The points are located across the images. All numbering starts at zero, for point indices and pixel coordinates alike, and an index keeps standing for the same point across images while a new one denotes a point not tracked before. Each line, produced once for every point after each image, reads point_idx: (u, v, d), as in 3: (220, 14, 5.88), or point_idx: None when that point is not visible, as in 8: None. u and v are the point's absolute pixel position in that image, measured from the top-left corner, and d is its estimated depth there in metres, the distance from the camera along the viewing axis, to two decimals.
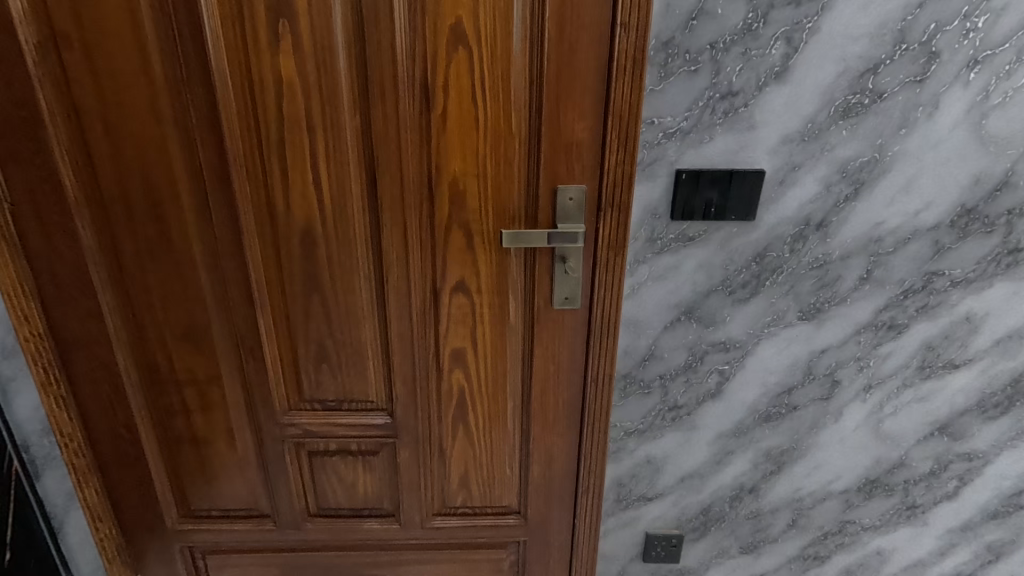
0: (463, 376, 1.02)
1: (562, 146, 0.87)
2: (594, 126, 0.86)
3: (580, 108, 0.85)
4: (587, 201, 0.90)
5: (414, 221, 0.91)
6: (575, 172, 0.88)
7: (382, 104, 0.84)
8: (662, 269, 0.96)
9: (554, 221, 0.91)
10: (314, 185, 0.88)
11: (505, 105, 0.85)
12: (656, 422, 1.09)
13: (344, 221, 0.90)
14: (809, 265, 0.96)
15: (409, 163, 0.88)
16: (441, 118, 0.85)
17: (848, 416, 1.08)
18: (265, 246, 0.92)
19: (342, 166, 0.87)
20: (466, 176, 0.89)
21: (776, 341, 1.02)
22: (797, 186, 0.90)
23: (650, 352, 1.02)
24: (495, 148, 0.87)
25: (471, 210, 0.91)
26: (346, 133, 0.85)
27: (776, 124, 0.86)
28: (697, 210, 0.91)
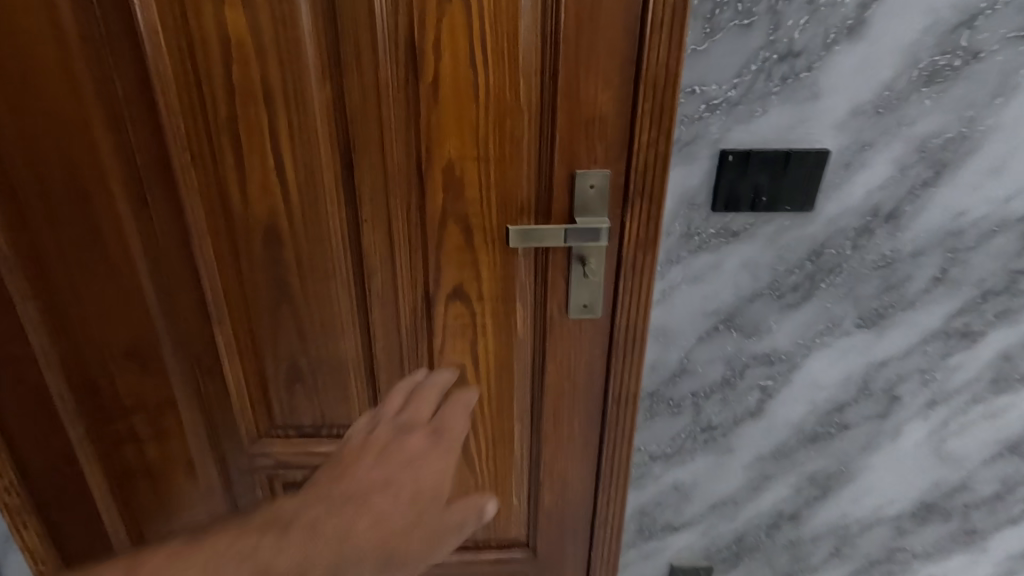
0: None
1: (582, 122, 0.70)
2: (622, 96, 0.69)
3: (605, 73, 0.68)
4: (611, 189, 0.73)
5: (402, 215, 0.75)
6: (598, 154, 0.72)
7: (359, 70, 0.67)
8: (699, 270, 0.80)
9: (571, 214, 0.75)
10: (277, 171, 0.72)
11: (513, 71, 0.68)
12: (686, 444, 0.94)
13: (316, 216, 0.74)
14: (874, 264, 0.80)
15: (395, 144, 0.71)
16: (433, 88, 0.69)
17: (907, 435, 0.94)
18: (220, 247, 0.75)
19: (310, 147, 0.71)
20: (465, 160, 0.72)
21: (828, 353, 0.87)
22: (866, 169, 0.74)
23: (681, 366, 0.87)
24: (501, 125, 0.71)
25: (470, 201, 0.74)
26: (315, 106, 0.69)
27: (845, 93, 0.70)
28: (744, 200, 0.75)
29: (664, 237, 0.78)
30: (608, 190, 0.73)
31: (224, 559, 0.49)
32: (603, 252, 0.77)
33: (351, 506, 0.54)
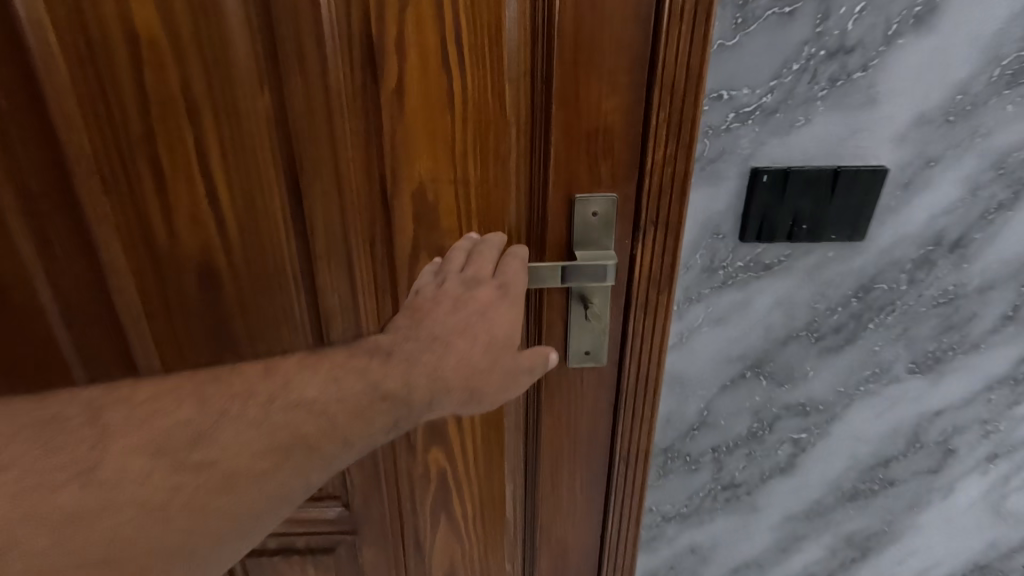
0: (443, 455, 0.74)
1: (583, 136, 0.57)
2: (632, 104, 0.56)
3: (612, 76, 0.54)
4: (619, 217, 0.60)
5: (365, 248, 0.62)
6: (602, 175, 0.58)
7: (305, 75, 0.54)
8: (723, 310, 0.67)
9: (570, 247, 0.62)
10: (209, 198, 0.58)
11: (497, 74, 0.55)
12: (705, 504, 0.81)
13: (260, 250, 0.61)
14: (933, 301, 0.67)
15: (354, 163, 0.58)
16: (398, 95, 0.55)
17: (962, 491, 0.81)
18: (145, 288, 0.62)
19: (249, 169, 0.57)
20: (440, 182, 0.59)
21: (873, 402, 0.74)
22: (930, 189, 0.61)
23: (701, 418, 0.74)
24: (483, 141, 0.57)
25: (447, 231, 0.61)
26: (251, 118, 0.55)
27: (907, 97, 0.57)
28: (781, 228, 0.61)
29: (682, 271, 0.65)
30: (615, 218, 0.60)
31: (347, 376, 0.53)
32: (609, 291, 0.63)
33: (435, 348, 0.55)
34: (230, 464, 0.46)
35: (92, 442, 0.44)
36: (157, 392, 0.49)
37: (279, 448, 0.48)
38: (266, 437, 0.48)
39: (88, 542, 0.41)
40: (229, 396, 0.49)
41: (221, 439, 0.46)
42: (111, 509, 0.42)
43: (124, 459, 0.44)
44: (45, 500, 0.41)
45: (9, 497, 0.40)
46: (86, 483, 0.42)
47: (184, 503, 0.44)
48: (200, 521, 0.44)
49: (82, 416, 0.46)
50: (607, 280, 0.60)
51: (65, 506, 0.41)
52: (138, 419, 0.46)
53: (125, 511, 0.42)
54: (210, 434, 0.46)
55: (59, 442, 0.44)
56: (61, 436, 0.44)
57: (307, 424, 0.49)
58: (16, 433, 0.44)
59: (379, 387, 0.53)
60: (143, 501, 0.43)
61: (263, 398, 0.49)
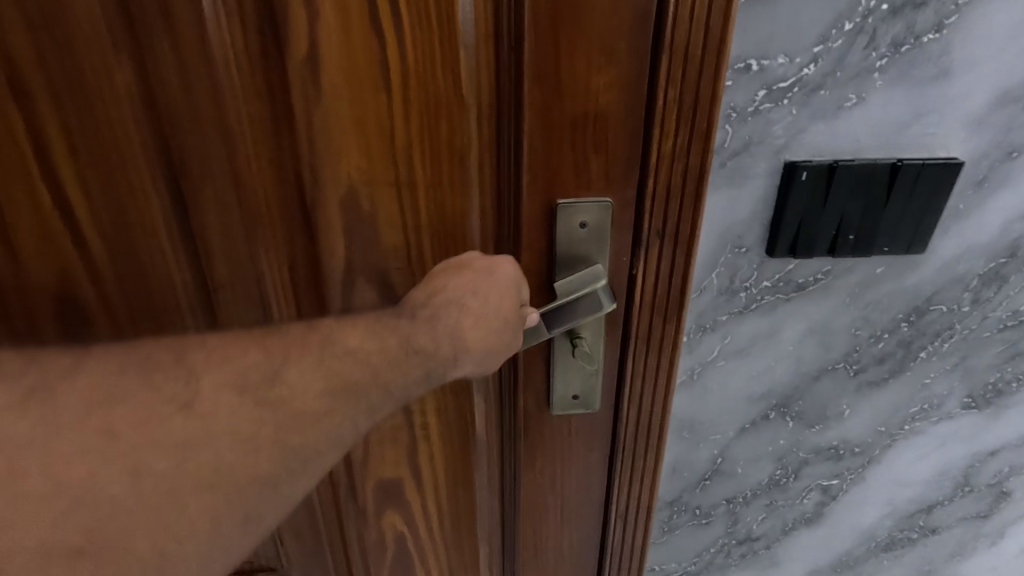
0: (401, 519, 0.60)
1: (567, 123, 0.42)
2: (633, 79, 0.41)
3: (605, 39, 0.40)
4: (615, 227, 0.46)
5: (285, 269, 0.47)
6: (593, 174, 0.44)
7: (181, 40, 0.39)
8: (744, 340, 0.54)
9: (551, 267, 0.48)
10: (61, 210, 0.43)
11: (449, 38, 0.40)
12: (716, 560, 0.68)
13: (141, 278, 0.46)
14: (1000, 324, 0.54)
15: (259, 161, 0.43)
16: (312, 67, 0.40)
17: (1012, 538, 0.69)
18: None
19: (113, 171, 0.42)
20: (377, 185, 0.44)
21: (919, 443, 0.61)
22: (1010, 188, 0.47)
23: (714, 466, 0.61)
24: (434, 130, 0.43)
25: (391, 248, 0.47)
26: (108, 101, 0.40)
27: (991, 67, 0.43)
28: (821, 238, 0.48)
29: (695, 295, 0.51)
30: (608, 228, 0.46)
31: (382, 334, 0.39)
32: (601, 323, 0.49)
33: (451, 310, 0.40)
34: (303, 403, 0.36)
35: (185, 376, 0.35)
36: (226, 336, 0.38)
37: (344, 390, 0.37)
38: (331, 375, 0.37)
39: (194, 479, 0.33)
40: (290, 338, 0.38)
41: (291, 377, 0.36)
42: (207, 445, 0.33)
43: (216, 396, 0.35)
44: (153, 433, 0.33)
45: (128, 423, 0.32)
46: (187, 417, 0.33)
47: (273, 439, 0.35)
48: (283, 460, 0.35)
49: (171, 348, 0.36)
50: (600, 308, 0.46)
51: (174, 437, 0.33)
52: (217, 357, 0.36)
53: (223, 444, 0.34)
54: (280, 373, 0.36)
55: (157, 374, 0.34)
56: (157, 371, 0.34)
57: (354, 369, 0.38)
58: (121, 366, 0.34)
59: (411, 341, 0.40)
60: (236, 434, 0.34)
61: (315, 343, 0.38)
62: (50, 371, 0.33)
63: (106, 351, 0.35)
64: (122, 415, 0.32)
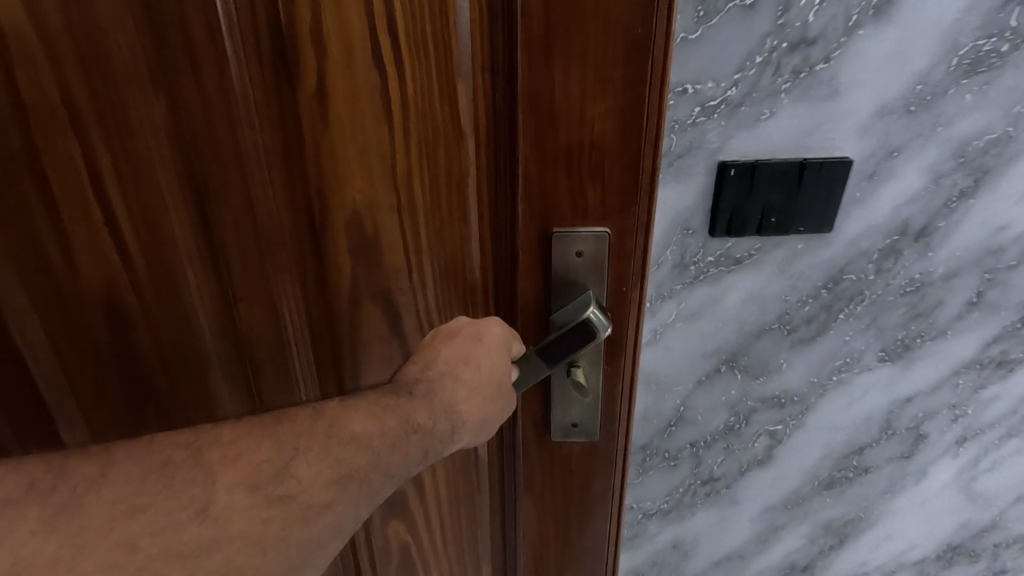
0: (404, 529, 0.74)
1: (572, 149, 0.54)
2: (624, 108, 0.52)
3: (600, 73, 0.51)
4: (603, 258, 0.58)
5: (297, 278, 0.60)
6: (589, 196, 0.55)
7: (205, 85, 0.52)
8: (696, 306, 0.67)
9: (547, 278, 0.60)
10: (108, 228, 0.56)
11: (448, 78, 0.53)
12: (685, 499, 0.81)
13: (168, 274, 0.59)
14: (901, 290, 0.68)
15: (282, 181, 0.56)
16: (320, 101, 0.53)
17: (933, 477, 0.82)
18: (51, 322, 0.60)
19: (151, 193, 0.55)
20: (377, 208, 0.58)
21: (848, 391, 0.74)
22: (896, 179, 0.61)
23: (678, 415, 0.74)
24: (433, 155, 0.56)
25: (388, 247, 0.59)
26: (152, 136, 0.53)
27: (872, 87, 0.57)
28: (750, 222, 0.61)
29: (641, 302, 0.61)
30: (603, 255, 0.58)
31: (381, 415, 0.50)
32: (598, 354, 0.62)
33: (445, 381, 0.54)
34: (307, 497, 0.45)
35: (203, 479, 0.42)
36: (238, 429, 0.45)
37: (342, 478, 0.46)
38: (337, 469, 0.46)
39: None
40: (302, 432, 0.46)
41: (299, 473, 0.45)
42: (220, 549, 0.41)
43: (230, 494, 0.42)
44: (172, 538, 0.40)
45: (148, 534, 0.39)
46: (202, 522, 0.41)
47: (280, 535, 0.43)
48: (286, 556, 0.44)
49: (189, 448, 0.43)
50: (597, 335, 0.57)
51: (189, 543, 0.40)
52: (233, 455, 0.44)
53: (233, 548, 0.41)
54: (289, 468, 0.45)
55: (178, 480, 0.42)
56: (178, 474, 0.42)
57: (356, 456, 0.47)
58: (142, 472, 0.41)
59: (411, 420, 0.51)
60: (246, 535, 0.42)
61: (321, 432, 0.47)
62: (80, 484, 0.40)
63: (128, 459, 0.42)
64: (140, 528, 0.39)
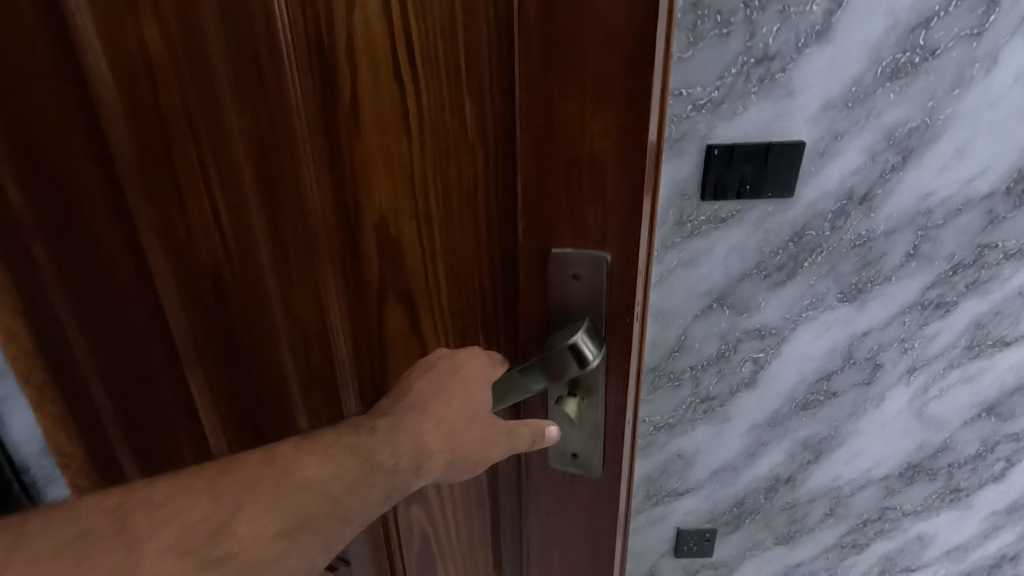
0: (421, 513, 0.80)
1: (571, 167, 0.53)
2: (620, 130, 0.50)
3: (598, 87, 0.49)
4: (598, 280, 0.56)
5: (336, 273, 0.66)
6: (585, 220, 0.54)
7: (274, 104, 0.60)
8: (692, 254, 0.89)
9: (543, 293, 0.60)
10: (211, 216, 0.68)
11: (457, 90, 0.54)
12: (687, 415, 1.03)
13: (249, 259, 0.69)
14: (851, 243, 0.88)
15: (324, 183, 0.62)
16: (353, 111, 0.57)
17: (891, 401, 1.02)
18: (183, 290, 0.74)
19: (238, 190, 0.65)
20: (399, 215, 0.61)
21: (815, 326, 0.95)
22: (840, 157, 0.82)
23: (680, 342, 0.96)
24: (444, 167, 0.57)
25: (407, 252, 0.63)
26: (239, 143, 0.63)
27: (818, 89, 0.78)
28: (730, 188, 0.83)
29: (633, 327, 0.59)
30: (614, 274, 0.56)
31: (344, 454, 0.56)
32: (593, 383, 0.61)
33: (416, 413, 0.59)
34: (252, 550, 0.50)
35: (130, 546, 0.46)
36: (177, 485, 0.50)
37: (294, 527, 0.52)
38: (290, 519, 0.52)
39: None
40: (243, 485, 0.52)
41: (241, 527, 0.50)
42: None
43: (157, 559, 0.47)
44: None
45: None
46: None
47: None
48: None
49: (115, 511, 0.48)
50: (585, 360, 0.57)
51: None
52: (163, 518, 0.48)
53: None
54: (231, 524, 0.50)
55: (101, 549, 0.46)
56: (100, 542, 0.46)
57: (306, 506, 0.53)
58: (57, 545, 0.45)
59: (371, 459, 0.56)
60: None
61: (272, 483, 0.52)
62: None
63: (43, 528, 0.45)
64: None
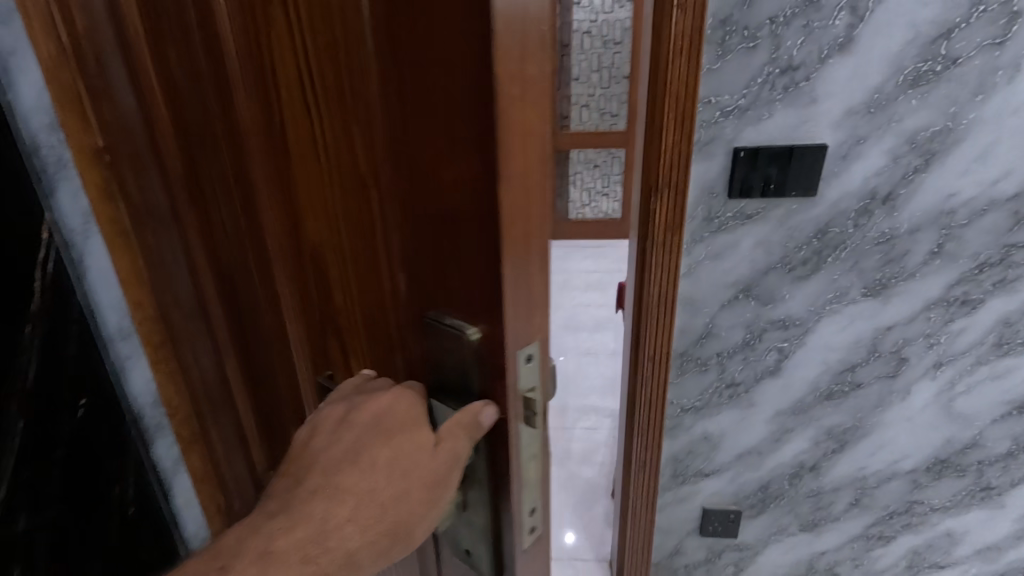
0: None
1: (428, 228, 0.35)
2: (480, 182, 0.31)
3: (446, 125, 0.31)
4: (479, 363, 0.37)
5: (297, 323, 0.53)
6: (461, 300, 0.36)
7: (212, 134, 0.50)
8: (719, 247, 0.96)
9: (428, 363, 0.41)
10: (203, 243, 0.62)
11: (337, 118, 0.38)
12: (714, 398, 1.10)
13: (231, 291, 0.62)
14: (874, 241, 0.94)
15: (276, 220, 0.48)
16: (268, 145, 0.45)
17: (916, 395, 1.06)
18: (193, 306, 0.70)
19: (212, 220, 0.58)
20: (320, 267, 0.46)
21: (839, 318, 1.01)
22: (862, 159, 0.88)
23: (707, 330, 1.04)
24: (337, 217, 0.42)
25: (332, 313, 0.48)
26: (205, 170, 0.55)
27: (839, 96, 0.85)
28: (755, 187, 0.91)
29: (524, 428, 0.39)
30: (486, 363, 0.36)
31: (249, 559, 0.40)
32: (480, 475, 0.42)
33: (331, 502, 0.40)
34: None
35: None
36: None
37: None
38: None
39: None
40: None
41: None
42: None
43: None
44: None
45: None
46: None
47: None
48: None
49: None
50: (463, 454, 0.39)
51: None
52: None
53: None
54: None
55: None
56: None
57: None
58: None
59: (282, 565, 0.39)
60: None
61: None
62: None
63: None
64: None
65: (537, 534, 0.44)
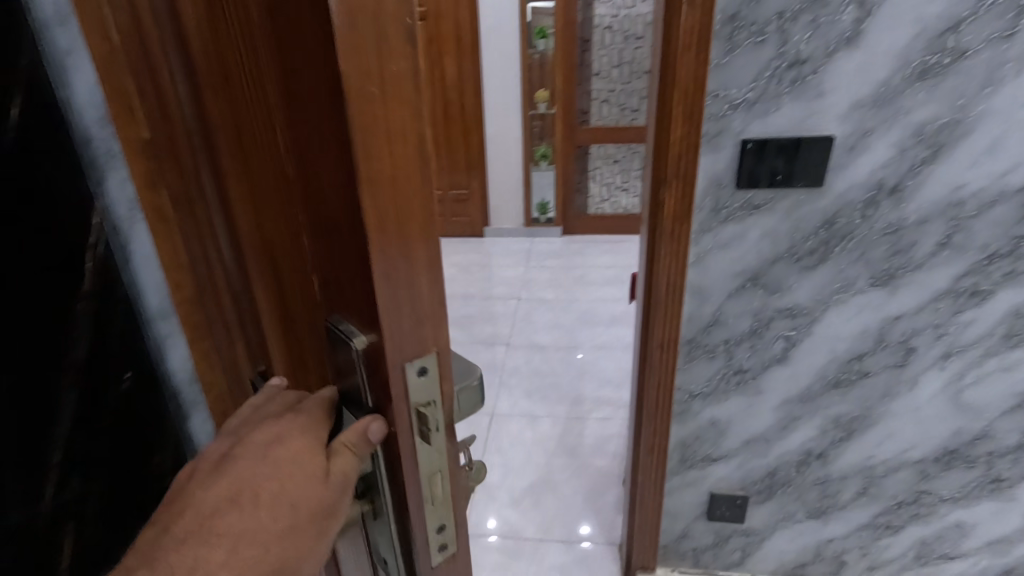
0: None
1: (320, 232, 0.36)
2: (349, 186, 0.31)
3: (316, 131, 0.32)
4: (368, 375, 0.37)
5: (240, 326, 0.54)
6: (355, 306, 0.36)
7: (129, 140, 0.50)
8: (727, 237, 0.99)
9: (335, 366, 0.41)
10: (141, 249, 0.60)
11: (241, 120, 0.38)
12: (721, 385, 1.13)
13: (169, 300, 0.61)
14: (882, 231, 0.95)
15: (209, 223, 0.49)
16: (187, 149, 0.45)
17: (924, 385, 1.07)
18: None
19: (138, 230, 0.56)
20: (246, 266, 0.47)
21: (845, 308, 1.03)
22: (868, 152, 0.90)
23: (714, 318, 1.06)
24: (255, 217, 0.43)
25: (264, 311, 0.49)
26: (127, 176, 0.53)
27: (846, 89, 0.87)
28: (762, 178, 0.93)
29: (421, 445, 0.40)
30: (373, 373, 0.37)
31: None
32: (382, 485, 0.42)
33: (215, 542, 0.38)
34: None
35: None
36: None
37: None
38: None
39: None
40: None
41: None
42: None
43: None
44: None
45: None
46: None
47: None
48: None
49: None
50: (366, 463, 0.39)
51: None
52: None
53: None
54: None
55: None
56: None
57: None
58: None
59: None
60: None
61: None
62: None
63: None
64: None
65: (449, 552, 0.46)
